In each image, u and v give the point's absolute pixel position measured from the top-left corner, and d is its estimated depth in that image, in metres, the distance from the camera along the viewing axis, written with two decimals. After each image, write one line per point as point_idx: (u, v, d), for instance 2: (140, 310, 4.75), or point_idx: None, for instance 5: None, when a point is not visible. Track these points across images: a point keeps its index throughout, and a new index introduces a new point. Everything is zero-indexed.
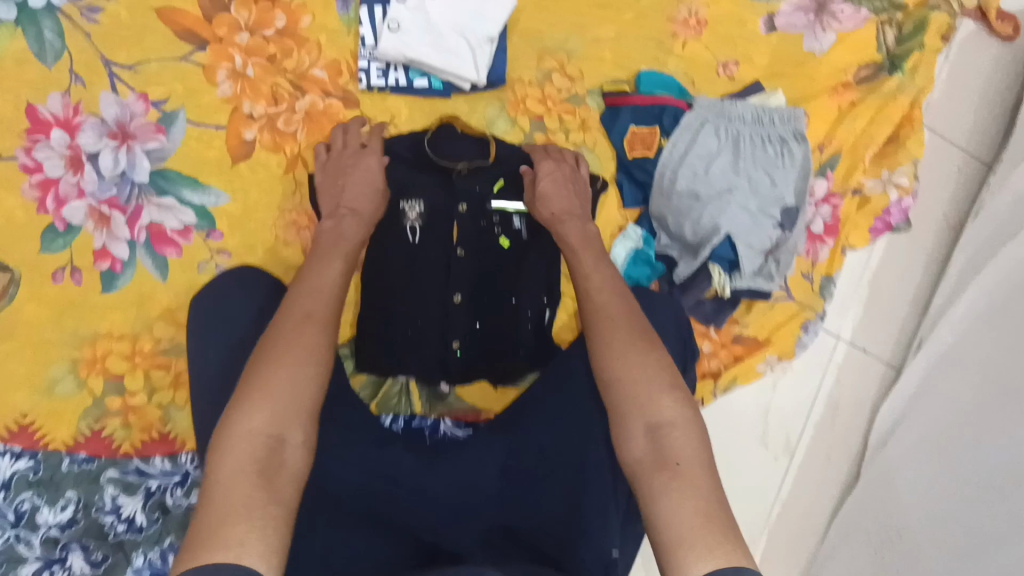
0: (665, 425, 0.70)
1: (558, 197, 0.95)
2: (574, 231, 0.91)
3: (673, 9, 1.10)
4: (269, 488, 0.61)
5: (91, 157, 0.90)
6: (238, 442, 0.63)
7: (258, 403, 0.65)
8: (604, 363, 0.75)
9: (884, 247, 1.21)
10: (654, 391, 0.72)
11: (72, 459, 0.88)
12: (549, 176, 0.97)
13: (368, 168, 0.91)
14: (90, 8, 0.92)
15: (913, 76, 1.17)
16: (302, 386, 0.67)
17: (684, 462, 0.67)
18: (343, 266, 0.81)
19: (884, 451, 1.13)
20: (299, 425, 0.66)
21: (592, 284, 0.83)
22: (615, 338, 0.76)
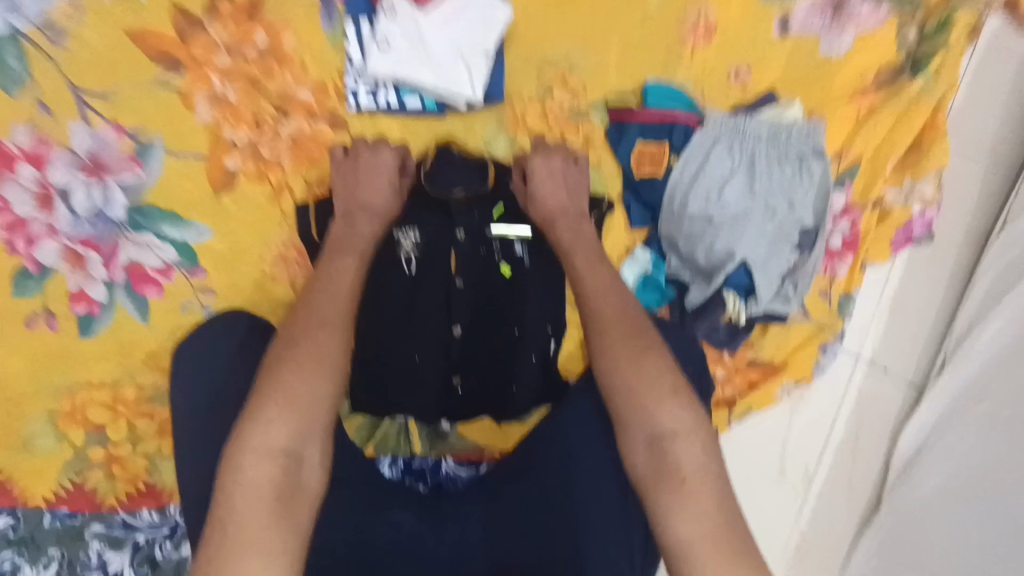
0: (669, 436, 0.67)
1: (552, 195, 0.93)
2: (565, 233, 0.89)
3: (683, 12, 1.00)
4: (283, 513, 0.62)
5: (63, 195, 0.84)
6: (246, 464, 0.62)
7: (272, 419, 0.65)
8: (605, 376, 0.73)
9: (905, 262, 1.15)
10: (652, 400, 0.69)
11: (54, 515, 0.85)
12: (547, 173, 0.94)
13: (380, 167, 0.91)
14: (56, 34, 0.83)
15: (936, 80, 1.07)
16: (310, 402, 0.67)
17: (691, 473, 0.65)
18: (350, 270, 0.80)
19: (912, 483, 1.10)
20: (313, 439, 0.66)
21: (591, 288, 0.80)
22: (614, 356, 0.73)
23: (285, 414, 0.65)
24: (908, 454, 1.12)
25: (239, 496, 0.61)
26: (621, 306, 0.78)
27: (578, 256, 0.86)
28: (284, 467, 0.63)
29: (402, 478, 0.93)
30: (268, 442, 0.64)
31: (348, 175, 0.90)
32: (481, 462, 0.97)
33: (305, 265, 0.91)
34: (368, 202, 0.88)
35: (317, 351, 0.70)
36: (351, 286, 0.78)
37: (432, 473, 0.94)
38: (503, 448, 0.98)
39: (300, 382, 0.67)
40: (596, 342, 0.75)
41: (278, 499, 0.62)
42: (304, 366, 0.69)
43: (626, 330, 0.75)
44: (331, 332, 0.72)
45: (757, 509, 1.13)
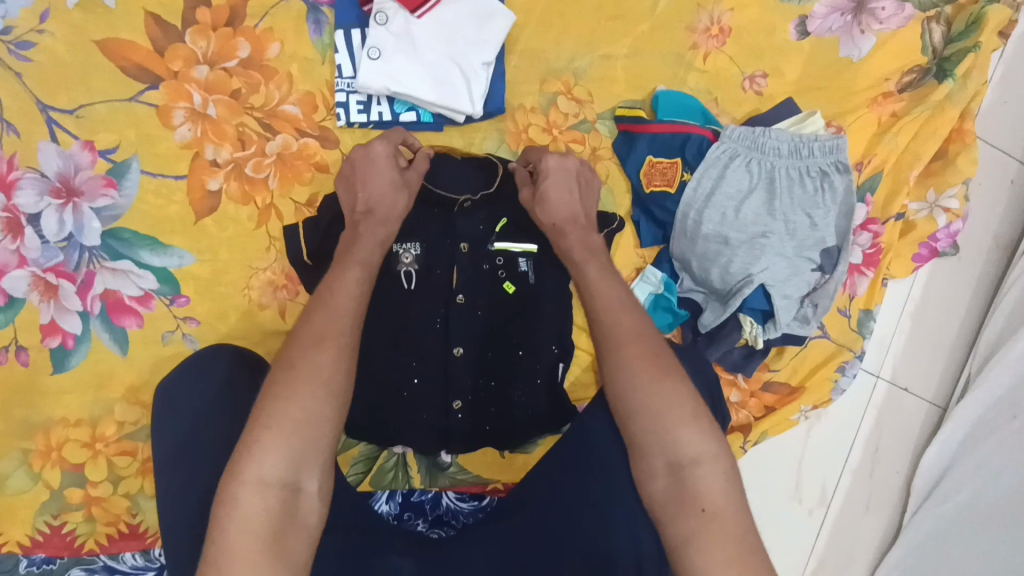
0: (693, 461, 0.61)
1: (564, 199, 0.82)
2: (577, 241, 0.78)
3: (693, 16, 0.96)
4: (278, 546, 0.54)
5: (32, 219, 0.80)
6: (238, 496, 0.55)
7: (265, 447, 0.56)
8: (619, 397, 0.65)
9: (929, 274, 1.08)
10: (674, 422, 0.62)
11: (31, 560, 0.80)
12: (556, 173, 0.82)
13: (377, 160, 0.79)
14: (18, 43, 0.80)
15: (965, 83, 1.00)
16: (304, 429, 0.58)
17: (711, 503, 0.59)
18: (354, 279, 0.69)
19: (936, 506, 1.03)
20: (311, 469, 0.58)
21: (601, 306, 0.71)
22: (629, 372, 0.65)
23: (282, 441, 0.57)
24: (934, 476, 1.05)
25: (233, 530, 0.54)
26: (637, 317, 0.69)
27: (590, 268, 0.75)
28: (281, 499, 0.55)
29: (401, 513, 0.89)
30: (261, 476, 0.55)
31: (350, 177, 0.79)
32: (484, 496, 0.92)
33: (293, 291, 0.85)
34: (373, 206, 0.76)
35: (312, 371, 0.60)
36: (356, 301, 0.67)
37: (432, 507, 0.90)
38: (507, 480, 0.92)
39: (296, 406, 0.58)
40: (611, 368, 0.66)
41: (274, 531, 0.54)
42: (298, 391, 0.59)
43: (647, 342, 0.67)
44: (328, 354, 0.62)
45: (774, 530, 1.05)
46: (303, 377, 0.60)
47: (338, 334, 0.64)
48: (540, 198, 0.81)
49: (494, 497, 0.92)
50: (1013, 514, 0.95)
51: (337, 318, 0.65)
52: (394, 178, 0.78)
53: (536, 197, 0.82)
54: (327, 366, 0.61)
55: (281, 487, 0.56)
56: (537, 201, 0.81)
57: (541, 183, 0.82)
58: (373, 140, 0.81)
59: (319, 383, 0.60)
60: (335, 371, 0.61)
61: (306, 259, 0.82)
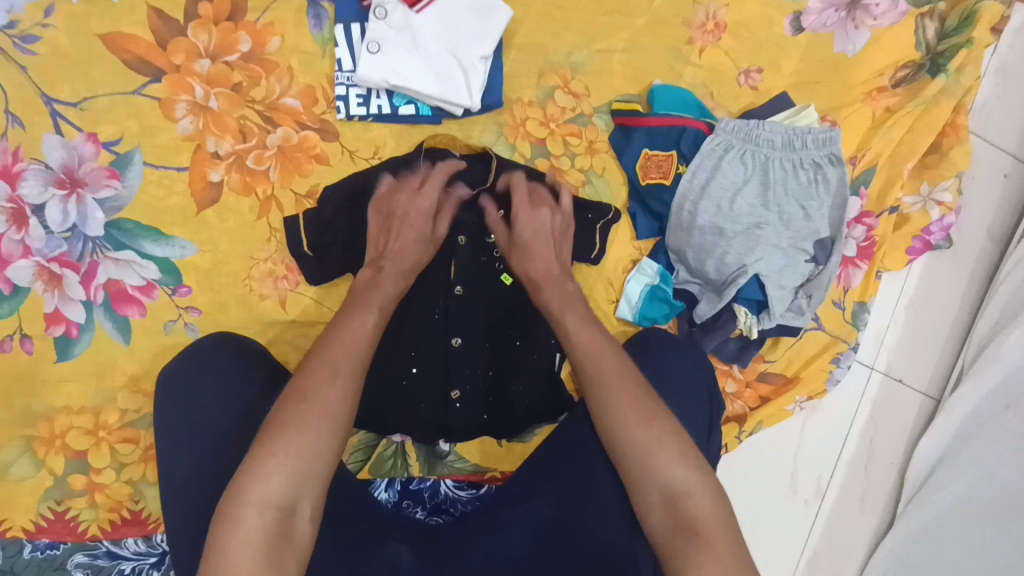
0: (684, 492, 0.62)
1: (539, 253, 0.82)
2: (554, 296, 0.78)
3: (690, 11, 0.97)
4: (274, 565, 0.55)
5: (36, 210, 0.81)
6: (240, 515, 0.56)
7: (269, 471, 0.57)
8: (612, 436, 0.65)
9: (923, 268, 1.09)
10: (663, 455, 0.63)
11: (34, 546, 0.81)
12: (531, 228, 0.83)
13: (419, 215, 0.80)
14: (23, 36, 0.82)
15: (960, 77, 1.00)
16: (310, 458, 0.59)
17: (705, 528, 0.60)
18: (370, 325, 0.69)
19: (928, 496, 1.03)
20: (309, 491, 0.58)
21: (582, 352, 0.71)
22: (618, 413, 0.65)
23: (284, 466, 0.58)
24: (925, 469, 1.06)
25: (231, 549, 0.54)
26: (622, 359, 0.70)
27: (569, 317, 0.75)
28: (277, 521, 0.56)
29: (399, 501, 0.90)
30: (261, 499, 0.56)
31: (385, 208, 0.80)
32: (481, 484, 0.92)
33: (293, 281, 0.86)
34: (394, 251, 0.78)
35: (324, 405, 0.61)
36: (370, 340, 0.68)
37: (430, 495, 0.91)
38: (505, 469, 0.93)
39: (304, 439, 0.59)
40: (604, 409, 0.66)
41: (271, 549, 0.55)
42: (307, 421, 0.60)
43: (632, 382, 0.67)
44: (341, 389, 0.63)
45: (758, 540, 1.06)
46: (316, 409, 0.60)
47: (351, 365, 0.65)
48: (517, 250, 0.82)
49: (492, 485, 0.93)
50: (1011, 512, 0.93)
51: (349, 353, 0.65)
52: (425, 236, 0.79)
53: (513, 248, 0.83)
54: (324, 400, 0.61)
55: (278, 508, 0.56)
56: (514, 253, 0.82)
57: (516, 234, 0.83)
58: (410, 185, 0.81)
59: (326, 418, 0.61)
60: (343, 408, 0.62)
61: (306, 251, 0.84)
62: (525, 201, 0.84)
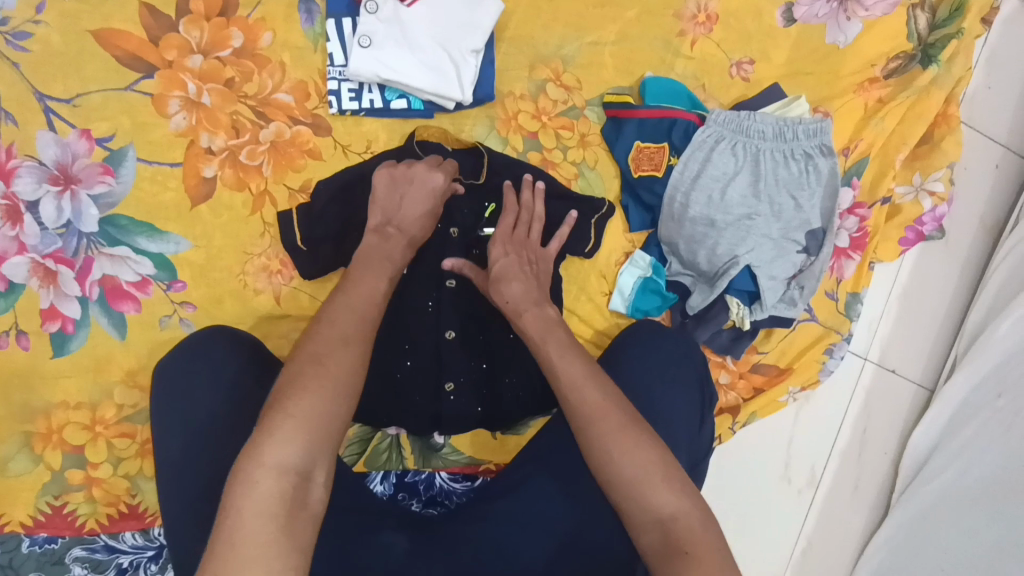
0: (673, 519, 0.59)
1: (516, 279, 0.78)
2: (533, 323, 0.73)
3: (681, 4, 0.97)
4: (289, 532, 0.53)
5: (30, 207, 0.82)
6: (255, 477, 0.54)
7: (281, 436, 0.56)
8: (599, 467, 0.63)
9: (915, 257, 1.10)
10: (649, 485, 0.60)
11: (33, 540, 0.82)
12: (509, 257, 0.80)
13: (433, 189, 0.80)
14: (15, 34, 0.82)
15: (949, 68, 1.02)
16: (319, 424, 0.57)
17: (696, 548, 0.58)
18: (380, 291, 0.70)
19: (921, 487, 1.04)
20: (324, 458, 0.57)
21: (563, 384, 0.67)
22: (602, 446, 0.62)
23: (300, 432, 0.56)
24: (918, 459, 1.07)
25: (246, 512, 0.52)
26: (606, 390, 0.66)
27: (553, 342, 0.70)
28: (294, 485, 0.54)
29: (395, 494, 0.91)
30: (268, 465, 0.54)
31: (398, 180, 0.80)
32: (476, 476, 0.93)
33: (288, 275, 0.87)
34: (404, 222, 0.78)
35: (336, 371, 0.60)
36: (374, 309, 0.68)
37: (425, 488, 0.92)
38: (499, 461, 0.94)
39: (301, 406, 0.57)
40: (587, 441, 0.63)
41: (286, 514, 0.53)
42: (323, 383, 0.59)
43: (617, 411, 0.64)
44: (352, 353, 0.62)
45: (749, 532, 1.07)
46: (328, 377, 0.59)
47: (362, 336, 0.64)
48: (493, 280, 0.79)
49: (486, 477, 0.94)
50: (1006, 498, 0.92)
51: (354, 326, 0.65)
52: (433, 213, 0.80)
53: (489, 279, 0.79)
54: (331, 367, 0.60)
55: (293, 473, 0.55)
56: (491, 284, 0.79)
57: (492, 266, 0.80)
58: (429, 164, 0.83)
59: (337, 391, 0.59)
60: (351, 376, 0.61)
61: (301, 245, 0.85)
62: (507, 230, 0.83)
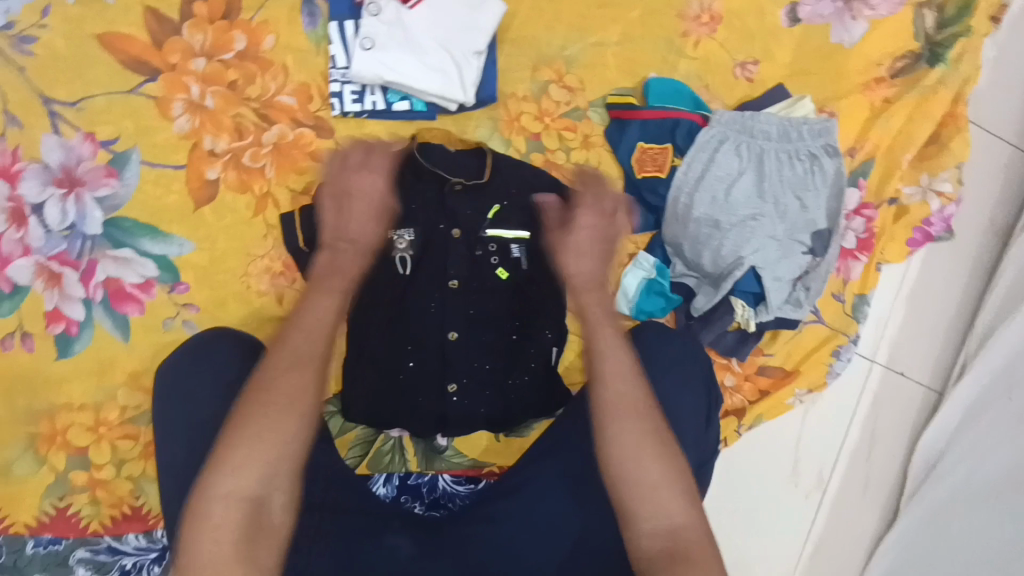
0: (679, 529, 0.61)
1: (587, 257, 0.73)
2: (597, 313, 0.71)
3: (683, 4, 0.97)
4: (249, 552, 0.57)
5: (36, 210, 0.82)
6: (212, 507, 0.57)
7: (241, 462, 0.59)
8: (612, 462, 0.63)
9: (923, 258, 1.08)
10: (661, 489, 0.62)
11: (37, 541, 0.81)
12: (590, 229, 0.74)
13: (369, 194, 0.76)
14: (21, 38, 0.83)
15: (957, 66, 1.00)
16: (274, 451, 0.60)
17: (699, 557, 0.59)
18: (328, 306, 0.69)
19: (932, 488, 1.02)
20: (279, 483, 0.60)
21: (607, 368, 0.67)
22: (627, 448, 0.63)
23: (254, 461, 0.59)
24: (930, 460, 1.05)
25: (205, 538, 0.57)
26: (643, 389, 0.66)
27: (606, 338, 0.69)
28: (250, 512, 0.58)
29: (397, 496, 0.90)
30: (225, 492, 0.58)
31: (334, 189, 0.76)
32: (479, 479, 0.92)
33: (290, 278, 0.87)
34: (353, 236, 0.75)
35: (286, 396, 0.62)
36: (330, 329, 0.68)
37: (428, 490, 0.91)
38: (502, 463, 0.93)
39: (256, 431, 0.60)
40: (608, 437, 0.64)
41: (243, 537, 0.57)
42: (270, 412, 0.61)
43: (651, 420, 0.64)
44: (302, 378, 0.64)
45: (755, 534, 1.06)
46: (280, 403, 0.61)
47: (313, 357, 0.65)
48: (565, 248, 0.74)
49: (489, 480, 0.92)
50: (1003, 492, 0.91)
51: (310, 349, 0.66)
52: (380, 214, 0.76)
53: (561, 246, 0.74)
54: (288, 392, 0.62)
55: (248, 499, 0.58)
56: (564, 248, 0.74)
57: (569, 233, 0.75)
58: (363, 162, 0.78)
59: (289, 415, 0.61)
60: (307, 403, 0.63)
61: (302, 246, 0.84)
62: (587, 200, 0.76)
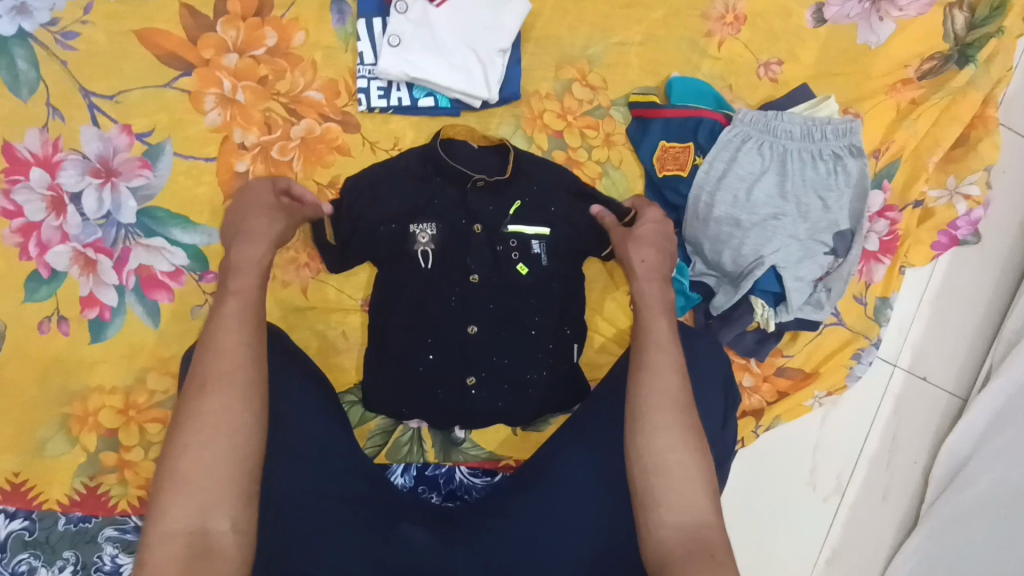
0: (703, 524, 0.62)
1: (652, 247, 0.82)
2: (651, 294, 0.78)
3: (708, 4, 0.97)
4: None
5: (73, 199, 0.85)
6: (154, 543, 0.56)
7: (174, 496, 0.58)
8: (644, 451, 0.65)
9: (949, 262, 1.07)
10: (687, 480, 0.64)
11: (68, 518, 0.84)
12: (655, 223, 0.84)
13: (260, 203, 0.80)
14: (64, 34, 0.86)
15: (988, 68, 0.99)
16: (205, 474, 0.59)
17: (722, 555, 0.60)
18: (231, 312, 0.68)
19: (954, 496, 1.01)
20: (218, 509, 0.58)
21: (653, 339, 0.73)
22: (665, 437, 0.65)
23: (188, 492, 0.58)
24: (953, 467, 1.03)
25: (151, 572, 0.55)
26: (682, 381, 0.69)
27: (662, 333, 0.73)
28: (190, 543, 0.56)
29: (415, 487, 0.91)
30: (167, 527, 0.57)
31: (243, 205, 0.80)
32: (496, 472, 0.93)
33: (315, 269, 0.91)
34: (253, 231, 0.76)
35: (201, 421, 0.61)
36: (241, 329, 0.66)
37: (445, 482, 0.92)
38: (519, 457, 0.94)
39: (189, 460, 0.59)
40: (649, 425, 0.66)
41: (184, 568, 0.55)
42: (189, 442, 0.60)
43: (688, 414, 0.67)
44: (215, 399, 0.62)
45: (772, 537, 1.05)
46: (206, 425, 0.60)
47: (236, 375, 0.63)
48: (634, 238, 0.83)
49: (506, 473, 0.93)
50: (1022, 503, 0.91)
51: (235, 367, 0.64)
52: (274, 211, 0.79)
53: (630, 236, 0.83)
54: (216, 414, 0.61)
55: (190, 530, 0.57)
56: (635, 237, 0.83)
57: (637, 226, 0.84)
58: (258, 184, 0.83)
59: (221, 438, 0.60)
60: (240, 421, 0.61)
61: (329, 240, 0.87)
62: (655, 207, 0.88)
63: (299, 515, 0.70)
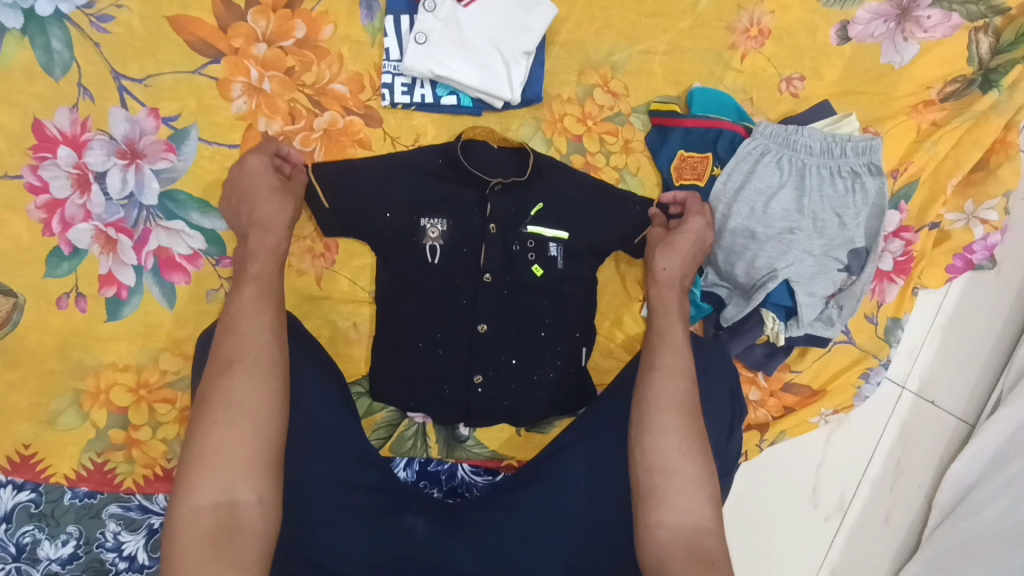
0: (703, 529, 0.62)
1: (679, 256, 0.83)
2: (662, 303, 0.79)
3: (733, 17, 0.98)
4: (222, 552, 0.57)
5: (99, 177, 0.87)
6: (181, 515, 0.58)
7: (200, 476, 0.59)
8: (650, 451, 0.65)
9: (963, 286, 1.06)
10: (690, 484, 0.64)
11: (74, 493, 0.85)
12: (694, 235, 0.85)
13: (264, 184, 0.80)
14: (99, 17, 0.87)
15: (1012, 93, 0.99)
16: (229, 446, 0.60)
17: (719, 559, 0.61)
18: (249, 299, 0.69)
19: (957, 524, 0.99)
20: (242, 481, 0.59)
21: (662, 344, 0.73)
22: (669, 438, 0.66)
23: (212, 469, 0.59)
24: (958, 493, 1.02)
25: (181, 540, 0.57)
26: (688, 385, 0.69)
27: (677, 338, 0.74)
28: (218, 515, 0.58)
29: (416, 481, 0.92)
30: (194, 501, 0.58)
31: (243, 184, 0.80)
32: (498, 471, 0.93)
33: (330, 259, 0.92)
34: (264, 219, 0.77)
35: (224, 399, 0.62)
36: (259, 320, 0.67)
37: (447, 478, 0.92)
38: (521, 458, 0.94)
39: (215, 436, 0.60)
40: (656, 426, 0.66)
41: (213, 541, 0.57)
42: (213, 419, 0.61)
43: (694, 418, 0.67)
44: (238, 379, 0.63)
45: (770, 553, 1.05)
46: (222, 406, 0.61)
47: (253, 361, 0.64)
48: (666, 244, 0.84)
49: (508, 473, 0.94)
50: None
51: (255, 349, 0.65)
52: (280, 190, 0.80)
53: (664, 241, 0.84)
54: (241, 392, 0.62)
55: (216, 504, 0.58)
56: (666, 244, 0.84)
57: (676, 233, 0.85)
58: (248, 155, 0.83)
59: (246, 416, 0.61)
60: (264, 400, 0.62)
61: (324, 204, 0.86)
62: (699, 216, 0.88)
63: (304, 499, 0.71)
